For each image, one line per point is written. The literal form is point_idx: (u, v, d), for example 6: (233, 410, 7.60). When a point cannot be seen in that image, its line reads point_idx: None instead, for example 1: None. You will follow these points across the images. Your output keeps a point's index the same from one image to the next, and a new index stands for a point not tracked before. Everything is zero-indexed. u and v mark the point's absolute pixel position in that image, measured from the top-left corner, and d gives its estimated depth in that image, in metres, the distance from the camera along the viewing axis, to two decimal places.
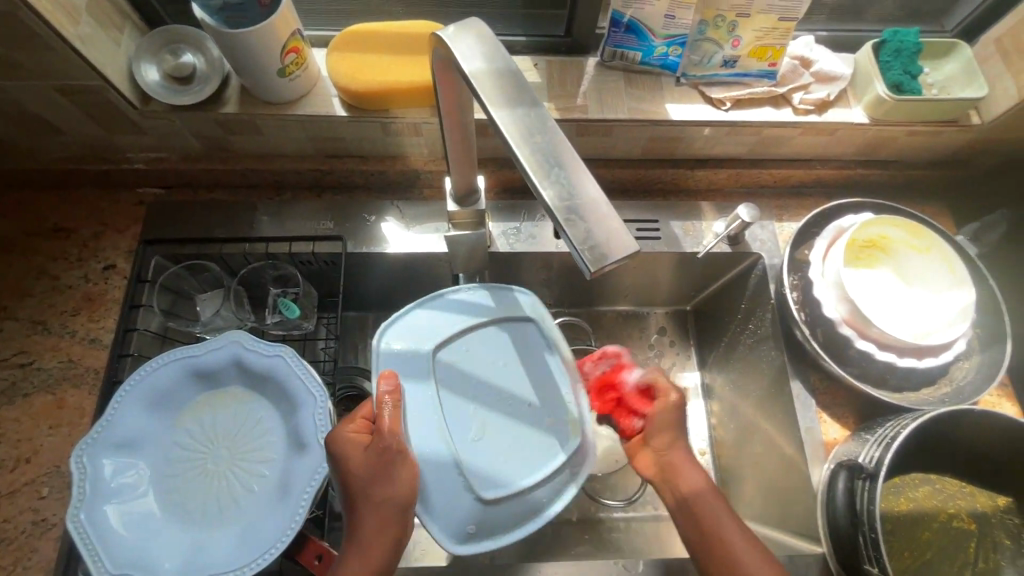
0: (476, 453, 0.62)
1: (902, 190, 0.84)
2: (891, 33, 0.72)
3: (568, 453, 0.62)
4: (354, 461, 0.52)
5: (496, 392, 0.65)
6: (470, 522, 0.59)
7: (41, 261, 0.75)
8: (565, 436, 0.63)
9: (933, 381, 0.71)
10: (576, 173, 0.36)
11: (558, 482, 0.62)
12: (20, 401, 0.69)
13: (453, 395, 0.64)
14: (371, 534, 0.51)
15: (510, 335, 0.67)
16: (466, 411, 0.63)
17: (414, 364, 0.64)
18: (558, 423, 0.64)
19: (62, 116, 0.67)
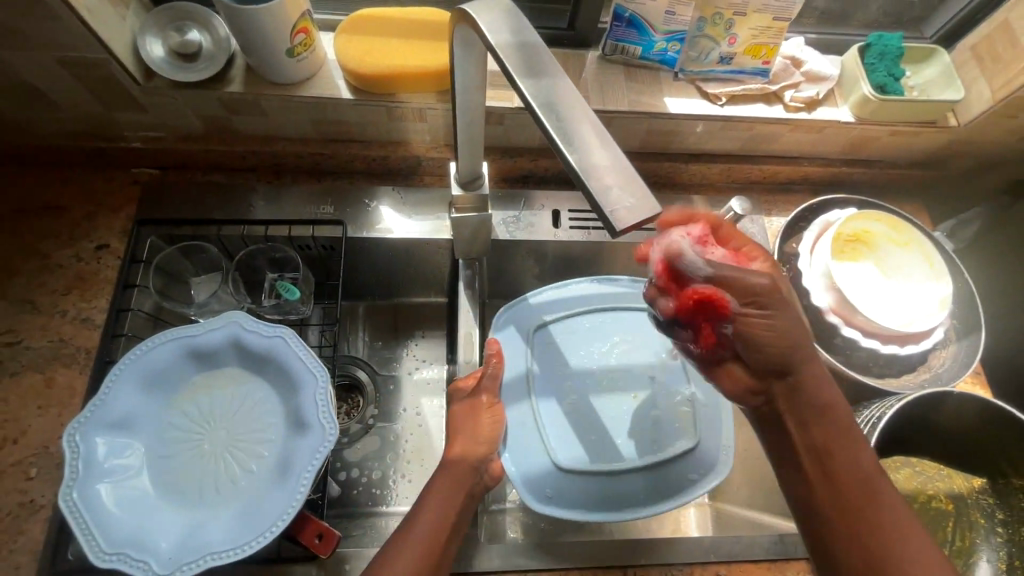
0: (568, 428, 0.67)
1: (883, 189, 0.88)
2: (875, 37, 0.75)
3: (653, 450, 0.65)
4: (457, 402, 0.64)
5: (599, 378, 0.70)
6: (548, 487, 0.63)
7: (31, 239, 0.73)
8: (653, 428, 0.67)
9: (913, 368, 0.75)
10: (600, 141, 0.37)
11: (638, 473, 0.65)
12: (8, 381, 0.67)
13: (558, 370, 0.70)
14: (458, 459, 0.58)
15: (625, 332, 0.73)
16: (568, 388, 0.69)
17: (516, 340, 0.71)
18: (647, 418, 0.67)
19: (60, 90, 0.66)
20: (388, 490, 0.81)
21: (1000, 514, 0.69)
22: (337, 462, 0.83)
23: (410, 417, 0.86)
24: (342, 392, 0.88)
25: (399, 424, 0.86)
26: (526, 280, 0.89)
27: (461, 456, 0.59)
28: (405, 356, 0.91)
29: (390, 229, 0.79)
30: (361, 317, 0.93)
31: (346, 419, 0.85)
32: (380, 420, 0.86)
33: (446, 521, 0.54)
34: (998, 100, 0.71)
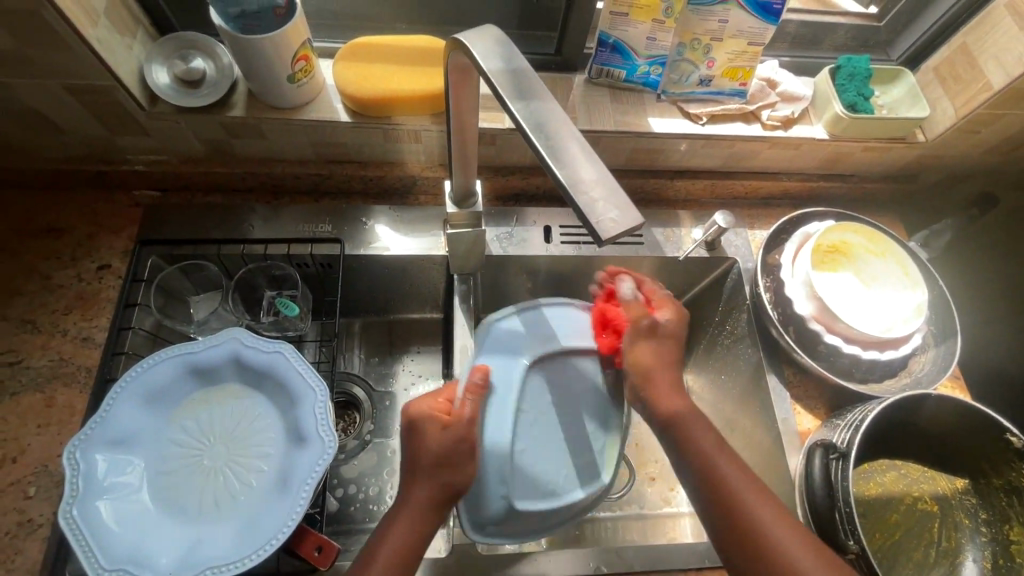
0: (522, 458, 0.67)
1: (859, 202, 0.92)
2: (844, 60, 0.80)
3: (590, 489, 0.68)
4: (431, 437, 0.58)
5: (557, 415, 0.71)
6: (490, 524, 0.64)
7: (32, 260, 0.75)
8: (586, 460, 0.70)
9: (894, 373, 0.77)
10: (586, 158, 0.40)
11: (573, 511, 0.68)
12: (7, 401, 0.67)
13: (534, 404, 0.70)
14: (420, 513, 0.55)
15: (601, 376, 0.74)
16: (531, 420, 0.69)
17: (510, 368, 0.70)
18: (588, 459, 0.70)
19: (67, 116, 0.69)
20: (385, 506, 0.81)
21: (983, 514, 0.71)
22: (332, 479, 0.83)
23: (406, 432, 0.87)
24: (339, 409, 0.88)
25: (396, 440, 0.87)
26: (519, 295, 0.91)
27: (426, 505, 0.56)
28: (401, 372, 0.93)
29: (386, 246, 0.81)
30: (357, 334, 0.95)
31: (343, 436, 0.86)
32: (377, 435, 0.86)
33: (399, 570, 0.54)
34: (961, 117, 0.75)
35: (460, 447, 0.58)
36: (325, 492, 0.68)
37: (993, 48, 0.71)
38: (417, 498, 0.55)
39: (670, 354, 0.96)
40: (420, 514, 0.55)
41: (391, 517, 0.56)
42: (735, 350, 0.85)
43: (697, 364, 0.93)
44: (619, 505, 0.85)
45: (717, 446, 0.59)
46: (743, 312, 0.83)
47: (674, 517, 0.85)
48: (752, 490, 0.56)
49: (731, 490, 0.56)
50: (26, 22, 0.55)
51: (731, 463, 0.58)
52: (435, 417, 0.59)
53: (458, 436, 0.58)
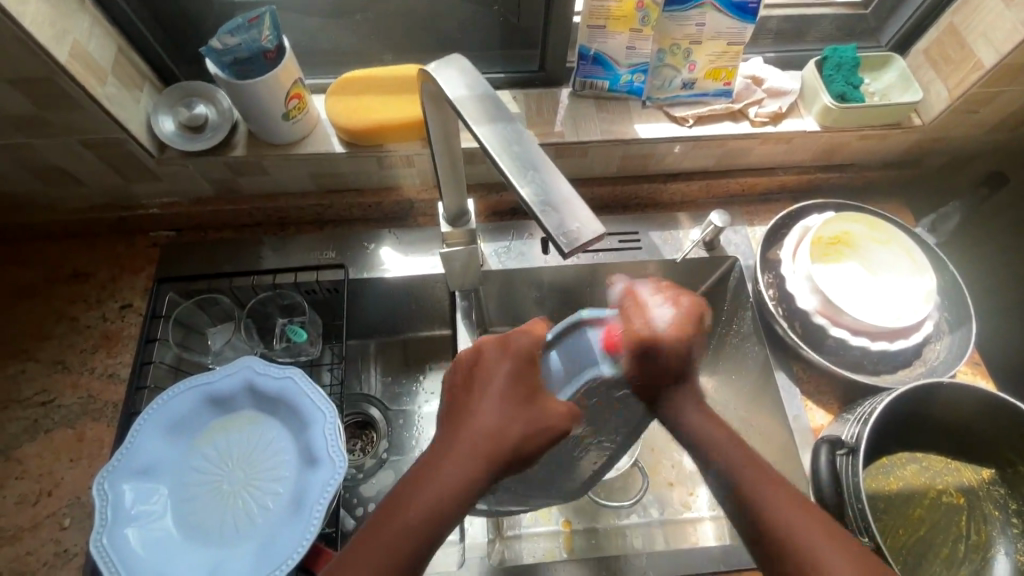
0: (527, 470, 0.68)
1: (862, 191, 0.91)
2: (830, 51, 0.80)
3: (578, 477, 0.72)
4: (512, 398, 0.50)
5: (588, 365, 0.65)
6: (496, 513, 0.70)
7: (61, 304, 0.80)
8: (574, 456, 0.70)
9: (908, 362, 0.75)
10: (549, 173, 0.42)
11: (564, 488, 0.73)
12: (42, 437, 0.72)
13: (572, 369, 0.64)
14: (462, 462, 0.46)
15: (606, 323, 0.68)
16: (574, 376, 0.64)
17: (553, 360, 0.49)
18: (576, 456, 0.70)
19: (85, 169, 0.74)
20: None
21: (1013, 505, 0.68)
22: (352, 498, 0.85)
23: (423, 450, 0.89)
24: (356, 429, 0.90)
25: (411, 457, 0.88)
26: (523, 308, 0.92)
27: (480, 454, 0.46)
28: (415, 391, 0.95)
29: (388, 269, 0.84)
30: (372, 355, 0.97)
31: (361, 456, 0.87)
32: (393, 453, 0.88)
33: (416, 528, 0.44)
34: (955, 97, 0.74)
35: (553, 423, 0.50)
36: (339, 512, 0.70)
37: (980, 26, 0.70)
38: (460, 451, 0.47)
39: None
40: (462, 465, 0.46)
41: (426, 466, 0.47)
42: (743, 348, 0.83)
43: None
44: (636, 511, 0.84)
45: (766, 478, 0.52)
46: (748, 310, 0.82)
47: (693, 521, 0.84)
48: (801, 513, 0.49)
49: (782, 530, 0.48)
50: (41, 86, 0.60)
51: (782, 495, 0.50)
52: (521, 382, 0.51)
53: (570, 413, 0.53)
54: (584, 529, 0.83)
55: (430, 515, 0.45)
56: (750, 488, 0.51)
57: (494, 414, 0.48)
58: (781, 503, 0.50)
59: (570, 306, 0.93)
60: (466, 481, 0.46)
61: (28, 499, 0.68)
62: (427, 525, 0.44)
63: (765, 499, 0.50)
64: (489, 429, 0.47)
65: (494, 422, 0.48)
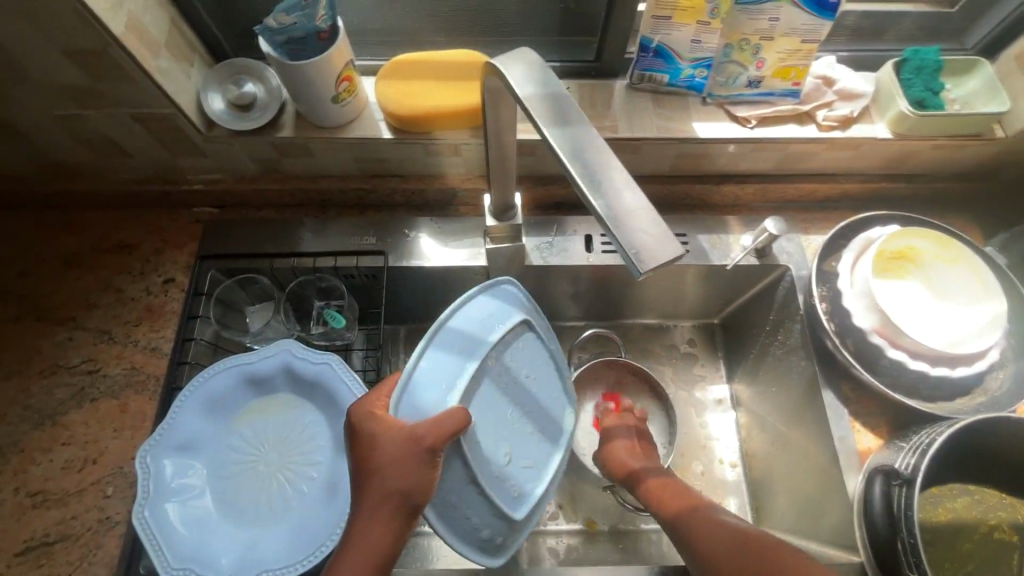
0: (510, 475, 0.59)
1: (929, 203, 0.86)
2: (911, 52, 0.74)
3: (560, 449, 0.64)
4: (386, 441, 0.50)
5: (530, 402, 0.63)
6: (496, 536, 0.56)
7: (107, 275, 0.81)
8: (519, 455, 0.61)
9: (968, 391, 0.71)
10: (447, 370, 0.56)
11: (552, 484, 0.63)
12: (88, 405, 0.73)
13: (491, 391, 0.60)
14: (368, 526, 0.49)
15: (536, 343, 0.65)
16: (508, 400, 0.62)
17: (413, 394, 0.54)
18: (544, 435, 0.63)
19: (134, 142, 0.74)
20: None
21: None
22: None
23: None
24: None
25: None
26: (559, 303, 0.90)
27: (382, 511, 0.49)
28: None
29: (428, 258, 0.83)
30: (403, 341, 0.97)
31: None
32: None
33: None
34: None
35: (410, 451, 0.49)
36: None
37: None
38: (370, 522, 0.49)
39: (717, 364, 0.93)
40: (376, 534, 0.48)
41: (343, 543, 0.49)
42: (788, 361, 0.81)
43: (746, 375, 0.89)
44: None
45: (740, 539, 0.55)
46: (797, 322, 0.79)
47: None
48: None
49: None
50: (97, 58, 0.60)
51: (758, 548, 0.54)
52: (370, 423, 0.52)
53: (405, 434, 0.50)
54: (609, 532, 0.82)
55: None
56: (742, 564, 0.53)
57: (378, 484, 0.49)
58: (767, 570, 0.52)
59: (607, 305, 0.90)
60: (380, 548, 0.48)
61: (73, 465, 0.70)
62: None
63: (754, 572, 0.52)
64: (382, 490, 0.49)
65: (383, 488, 0.49)
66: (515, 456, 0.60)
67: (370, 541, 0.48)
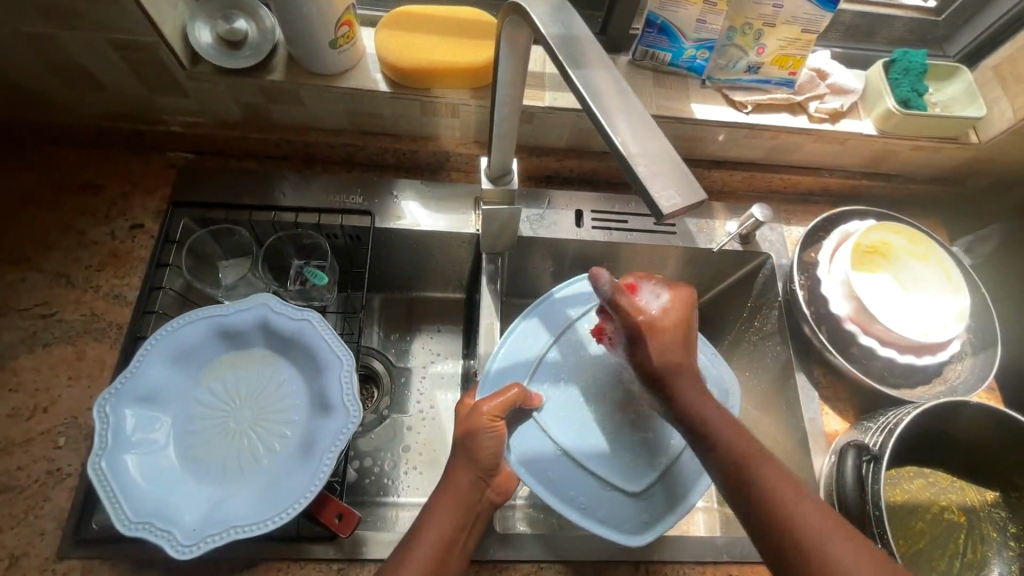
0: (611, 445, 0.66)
1: (902, 204, 0.90)
2: (900, 53, 0.77)
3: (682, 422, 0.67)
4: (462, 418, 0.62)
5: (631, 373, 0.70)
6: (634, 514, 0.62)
7: (68, 215, 0.75)
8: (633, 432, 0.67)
9: (929, 380, 0.75)
10: (517, 366, 0.70)
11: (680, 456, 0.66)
12: (40, 351, 0.68)
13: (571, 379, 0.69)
14: (454, 487, 0.58)
15: None
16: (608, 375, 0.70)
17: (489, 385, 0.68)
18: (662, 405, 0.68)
19: (109, 72, 0.69)
20: (398, 480, 0.81)
21: (1012, 528, 0.70)
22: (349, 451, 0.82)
23: (424, 411, 0.87)
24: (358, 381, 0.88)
25: (412, 417, 0.86)
26: (543, 279, 0.90)
27: (462, 470, 0.58)
28: (420, 349, 0.92)
29: (416, 221, 0.81)
30: (377, 310, 0.94)
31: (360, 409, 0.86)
32: (393, 411, 0.86)
33: (442, 547, 0.54)
34: (1020, 117, 0.72)
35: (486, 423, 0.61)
36: (347, 463, 0.67)
37: None
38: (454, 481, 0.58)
39: None
40: (460, 490, 0.57)
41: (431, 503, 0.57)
42: (762, 347, 0.83)
43: None
44: None
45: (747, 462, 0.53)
46: (775, 309, 0.81)
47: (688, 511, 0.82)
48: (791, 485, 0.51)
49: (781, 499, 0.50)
50: None
51: (773, 467, 0.52)
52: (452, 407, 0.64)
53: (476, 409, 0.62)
54: None
55: (433, 555, 0.53)
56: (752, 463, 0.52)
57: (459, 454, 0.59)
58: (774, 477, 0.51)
59: None
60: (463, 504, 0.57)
61: (21, 413, 0.65)
62: (435, 561, 0.53)
63: (759, 476, 0.52)
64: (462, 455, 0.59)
65: (462, 456, 0.59)
66: (615, 430, 0.67)
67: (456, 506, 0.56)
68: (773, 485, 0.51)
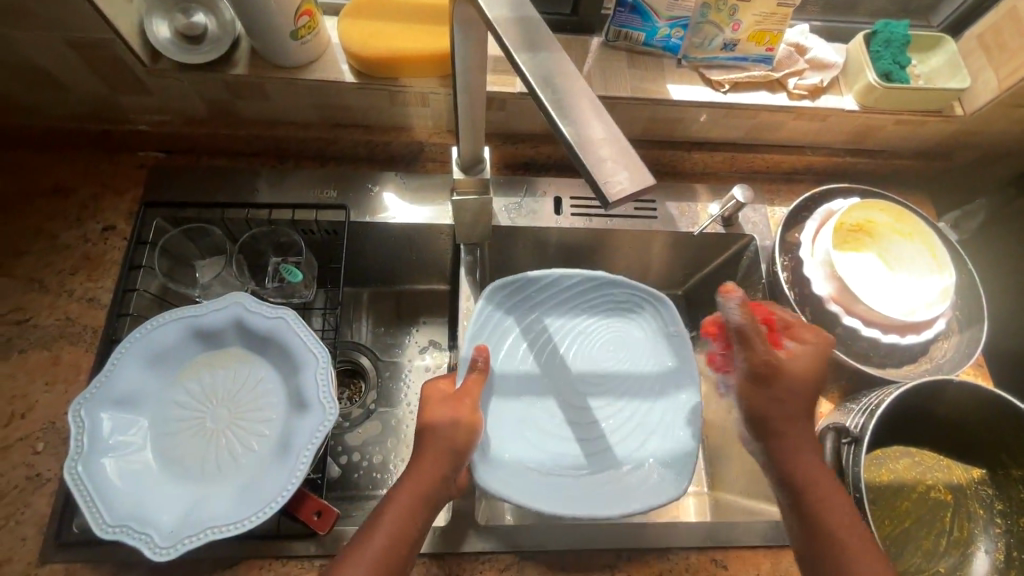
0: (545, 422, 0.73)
1: (887, 180, 0.88)
2: (881, 25, 0.75)
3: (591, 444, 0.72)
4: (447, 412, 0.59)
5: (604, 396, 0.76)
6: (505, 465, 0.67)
7: (39, 219, 0.74)
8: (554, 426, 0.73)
9: (914, 358, 0.74)
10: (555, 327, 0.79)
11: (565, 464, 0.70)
12: (15, 357, 0.68)
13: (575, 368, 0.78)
14: (404, 494, 0.54)
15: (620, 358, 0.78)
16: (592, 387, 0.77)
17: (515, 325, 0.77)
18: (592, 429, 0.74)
19: (71, 72, 0.68)
20: (388, 474, 0.81)
21: (998, 505, 0.69)
22: (337, 446, 0.82)
23: (411, 404, 0.86)
24: (344, 377, 0.88)
25: (400, 410, 0.86)
26: (525, 269, 0.89)
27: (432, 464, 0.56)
28: (409, 343, 0.92)
29: (392, 215, 0.79)
30: (365, 304, 0.94)
31: (349, 405, 0.85)
32: (381, 405, 0.86)
33: (396, 544, 0.52)
34: (1005, 88, 0.70)
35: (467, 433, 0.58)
36: (327, 458, 0.67)
37: None
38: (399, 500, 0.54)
39: None
40: (408, 510, 0.54)
41: (381, 510, 0.54)
42: None
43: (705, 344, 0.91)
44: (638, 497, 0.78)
45: (818, 486, 0.55)
46: (759, 291, 0.80)
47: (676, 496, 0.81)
48: (810, 456, 0.56)
49: (812, 503, 0.54)
50: None
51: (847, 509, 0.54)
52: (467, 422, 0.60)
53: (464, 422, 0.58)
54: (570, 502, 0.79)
55: (387, 550, 0.51)
56: (773, 433, 0.57)
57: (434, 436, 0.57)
58: (796, 454, 0.56)
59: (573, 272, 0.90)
60: (403, 525, 0.53)
61: None
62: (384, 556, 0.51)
63: (813, 500, 0.54)
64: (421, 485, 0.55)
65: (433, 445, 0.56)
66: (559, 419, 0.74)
67: (400, 514, 0.53)
68: (840, 519, 0.53)
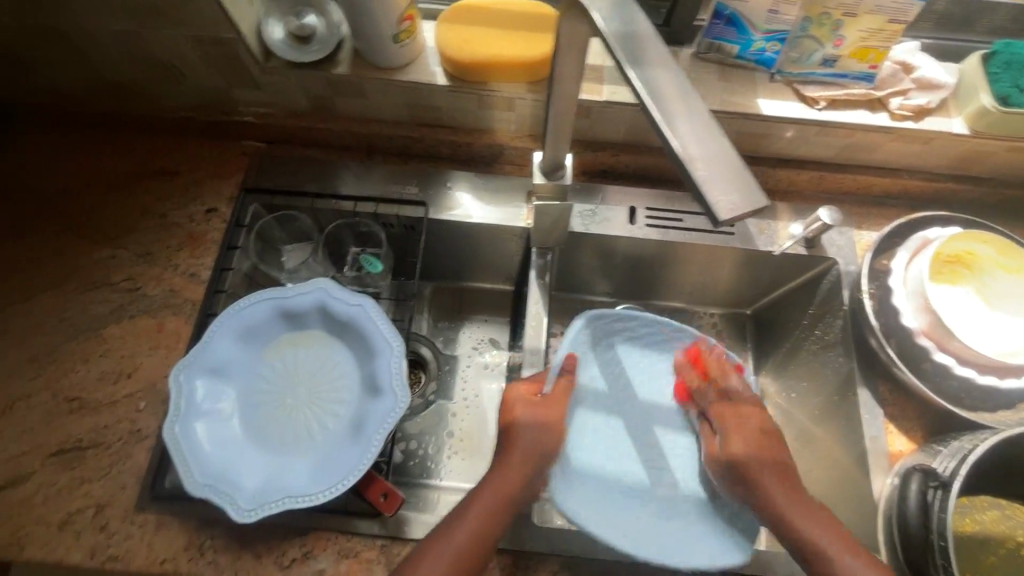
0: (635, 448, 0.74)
1: (993, 209, 0.82)
2: (1001, 45, 0.71)
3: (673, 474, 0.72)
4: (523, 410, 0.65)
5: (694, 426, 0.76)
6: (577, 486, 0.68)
7: (152, 198, 0.82)
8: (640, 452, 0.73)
9: (1013, 404, 0.69)
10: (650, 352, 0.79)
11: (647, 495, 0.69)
12: (126, 321, 0.75)
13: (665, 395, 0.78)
14: (494, 490, 0.59)
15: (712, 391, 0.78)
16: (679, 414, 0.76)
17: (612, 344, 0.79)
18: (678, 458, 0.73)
19: (194, 66, 0.74)
20: (440, 465, 0.83)
21: None
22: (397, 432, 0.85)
23: (467, 398, 0.88)
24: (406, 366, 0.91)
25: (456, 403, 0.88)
26: (592, 276, 0.89)
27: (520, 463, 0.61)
28: (466, 337, 0.94)
29: (469, 214, 0.82)
30: (427, 300, 0.96)
31: None
32: (439, 396, 0.88)
33: (479, 543, 0.56)
34: None
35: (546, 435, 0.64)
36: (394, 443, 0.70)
37: None
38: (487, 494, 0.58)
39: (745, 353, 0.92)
40: (490, 508, 0.58)
41: (463, 510, 0.58)
42: (823, 357, 0.79)
43: (775, 367, 0.88)
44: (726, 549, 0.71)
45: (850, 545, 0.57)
46: (839, 318, 0.77)
47: None
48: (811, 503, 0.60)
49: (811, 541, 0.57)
50: None
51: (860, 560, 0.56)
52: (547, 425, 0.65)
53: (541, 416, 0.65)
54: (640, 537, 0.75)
55: (468, 547, 0.55)
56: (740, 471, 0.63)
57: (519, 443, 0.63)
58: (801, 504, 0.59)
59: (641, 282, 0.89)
60: (489, 524, 0.57)
61: (109, 376, 0.72)
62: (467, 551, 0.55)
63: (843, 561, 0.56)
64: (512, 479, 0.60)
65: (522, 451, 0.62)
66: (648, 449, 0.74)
67: (484, 514, 0.57)
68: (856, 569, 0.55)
